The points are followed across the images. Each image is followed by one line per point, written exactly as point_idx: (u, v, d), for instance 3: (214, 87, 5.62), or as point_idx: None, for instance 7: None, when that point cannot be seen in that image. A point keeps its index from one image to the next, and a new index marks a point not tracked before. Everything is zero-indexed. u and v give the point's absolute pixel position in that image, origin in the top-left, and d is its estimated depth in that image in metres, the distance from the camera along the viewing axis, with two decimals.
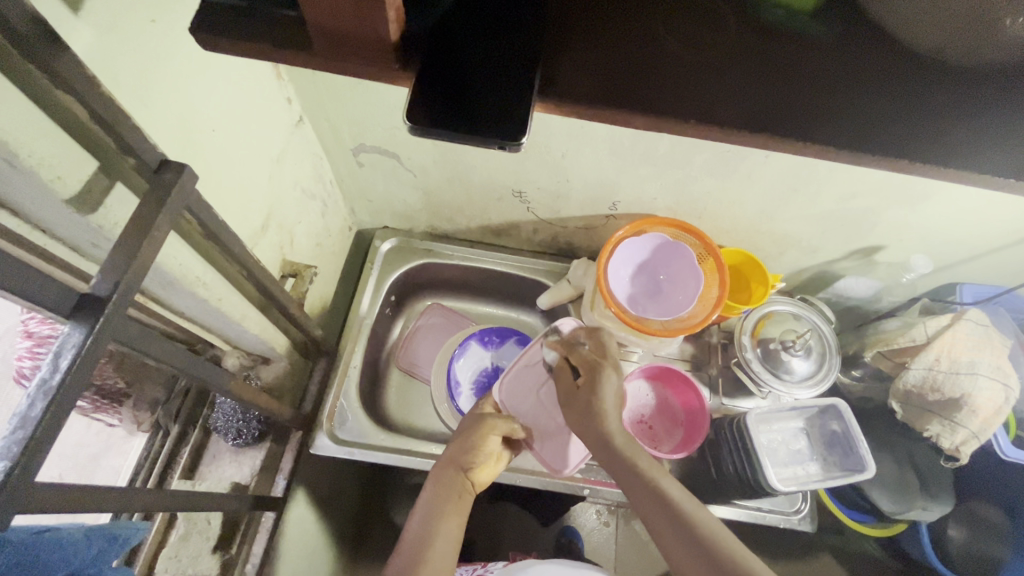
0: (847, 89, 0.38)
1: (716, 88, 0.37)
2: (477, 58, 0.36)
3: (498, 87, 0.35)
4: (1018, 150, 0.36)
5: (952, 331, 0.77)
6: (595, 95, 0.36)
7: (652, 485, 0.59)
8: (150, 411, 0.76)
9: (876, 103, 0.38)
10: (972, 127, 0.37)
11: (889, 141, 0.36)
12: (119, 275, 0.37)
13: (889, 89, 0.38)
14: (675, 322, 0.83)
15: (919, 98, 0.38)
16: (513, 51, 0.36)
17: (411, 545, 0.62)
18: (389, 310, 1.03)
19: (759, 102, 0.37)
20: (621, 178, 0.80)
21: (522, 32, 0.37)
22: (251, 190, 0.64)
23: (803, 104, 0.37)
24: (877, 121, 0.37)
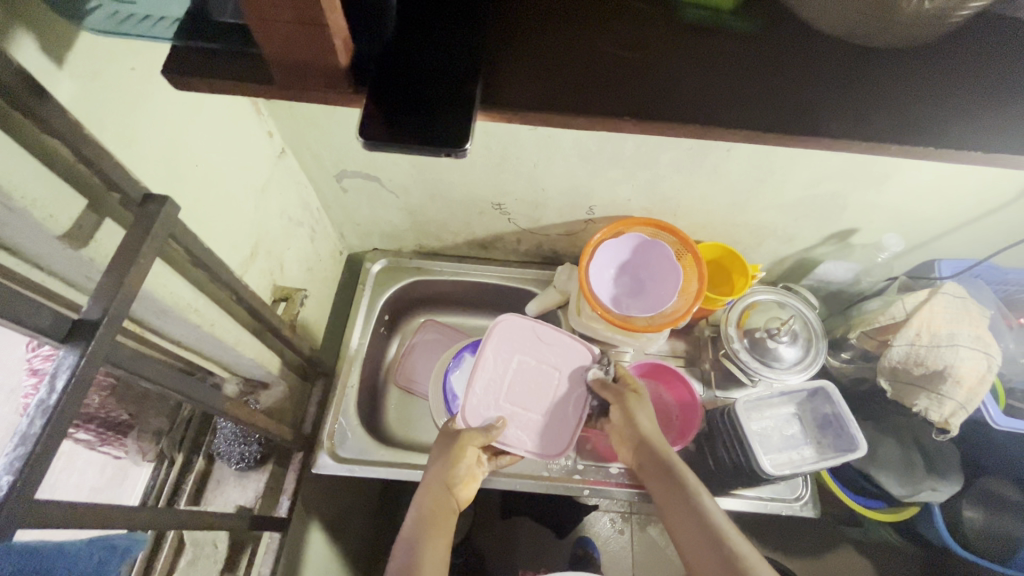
0: (771, 76, 0.41)
1: (652, 82, 0.40)
2: (424, 69, 0.38)
3: (446, 95, 0.37)
4: (928, 120, 0.39)
5: (929, 305, 0.79)
6: (535, 102, 0.38)
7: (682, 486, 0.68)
8: (154, 441, 0.77)
9: (800, 87, 0.40)
10: (888, 105, 0.40)
11: (818, 118, 0.39)
12: (109, 300, 0.40)
13: (813, 74, 0.41)
14: (660, 318, 0.85)
15: (840, 79, 0.41)
16: (457, 59, 0.38)
17: (404, 553, 0.64)
18: (384, 330, 1.05)
19: (689, 94, 0.40)
20: (595, 182, 0.83)
21: (462, 44, 0.39)
22: (238, 221, 0.67)
23: (733, 93, 0.40)
24: (802, 104, 0.40)
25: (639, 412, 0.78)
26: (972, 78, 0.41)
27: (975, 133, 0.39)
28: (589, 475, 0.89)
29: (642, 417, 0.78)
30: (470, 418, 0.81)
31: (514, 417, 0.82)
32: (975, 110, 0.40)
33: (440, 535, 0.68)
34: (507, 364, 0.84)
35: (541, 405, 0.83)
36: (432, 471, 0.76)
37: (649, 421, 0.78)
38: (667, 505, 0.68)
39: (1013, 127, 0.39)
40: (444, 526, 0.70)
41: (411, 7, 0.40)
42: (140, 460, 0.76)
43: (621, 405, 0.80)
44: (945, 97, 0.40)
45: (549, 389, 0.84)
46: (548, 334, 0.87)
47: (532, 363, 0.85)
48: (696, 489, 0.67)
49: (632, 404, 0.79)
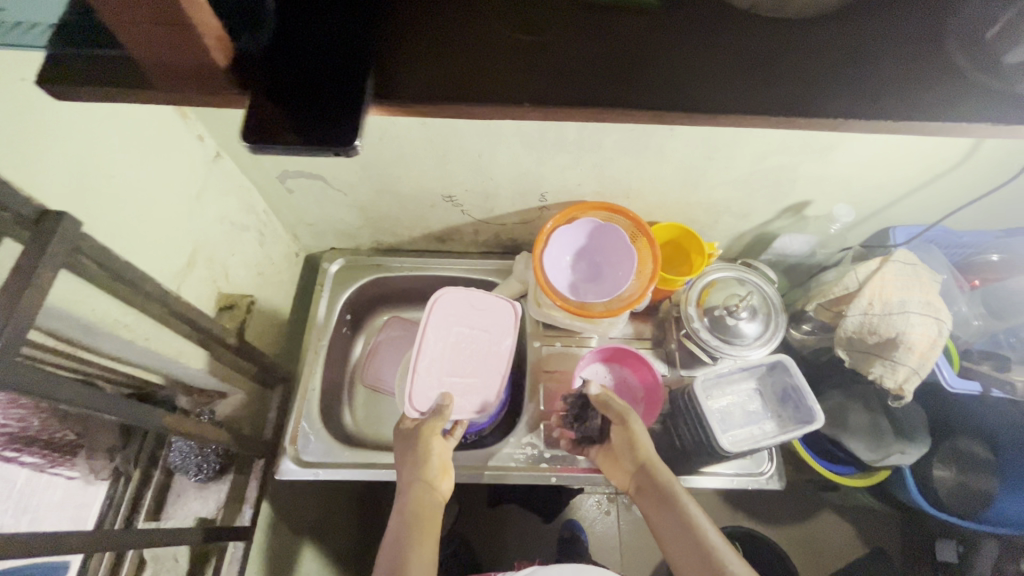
0: (682, 54, 0.40)
1: (558, 65, 0.39)
2: (312, 71, 0.36)
3: (335, 98, 0.35)
4: (835, 92, 0.39)
5: (880, 274, 0.79)
6: (433, 94, 0.37)
7: (685, 519, 0.69)
8: (107, 459, 0.74)
9: (713, 64, 0.40)
10: (796, 79, 0.39)
11: (727, 96, 0.39)
12: (2, 324, 0.39)
13: (724, 49, 0.40)
14: (618, 301, 0.85)
15: (752, 52, 0.40)
16: (350, 53, 0.37)
17: (392, 559, 0.64)
18: (347, 329, 1.04)
19: (594, 76, 0.39)
20: (543, 168, 0.82)
21: (348, 52, 0.37)
22: (170, 230, 0.65)
23: (640, 71, 0.39)
24: (707, 80, 0.39)
25: (641, 436, 0.78)
26: (883, 47, 0.40)
27: (884, 103, 0.39)
28: (556, 463, 0.90)
29: (643, 437, 0.78)
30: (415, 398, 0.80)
31: (459, 388, 0.82)
32: (885, 80, 0.39)
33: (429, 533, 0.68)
34: (446, 337, 0.84)
35: (482, 373, 0.84)
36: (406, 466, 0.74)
37: (648, 443, 0.78)
38: (666, 535, 0.69)
39: (921, 96, 0.39)
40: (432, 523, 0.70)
41: (300, 3, 0.38)
42: (94, 479, 0.73)
43: (622, 425, 0.79)
44: (852, 69, 0.40)
45: (488, 355, 0.85)
46: (481, 301, 0.87)
47: (469, 331, 0.85)
48: (698, 520, 0.69)
49: (634, 425, 0.79)
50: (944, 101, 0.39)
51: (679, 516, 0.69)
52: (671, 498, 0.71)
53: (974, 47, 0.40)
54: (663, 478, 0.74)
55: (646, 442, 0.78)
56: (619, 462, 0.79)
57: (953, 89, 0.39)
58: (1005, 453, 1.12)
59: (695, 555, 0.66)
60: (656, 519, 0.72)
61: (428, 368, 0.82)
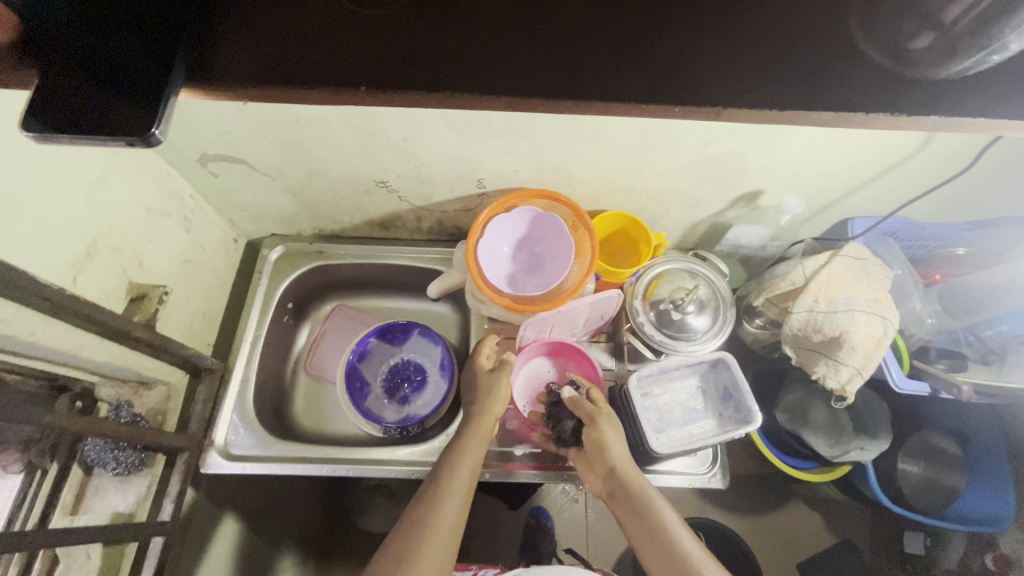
0: (555, 25, 0.35)
1: (407, 45, 0.34)
2: (108, 52, 0.32)
3: (127, 83, 0.31)
4: (716, 77, 0.35)
5: (827, 269, 0.75)
6: (259, 75, 0.33)
7: (664, 526, 0.68)
8: (19, 452, 0.69)
9: (590, 41, 0.35)
10: (678, 61, 0.35)
11: (600, 76, 0.34)
12: None
13: (606, 17, 0.35)
14: (556, 295, 0.82)
15: (638, 27, 0.35)
16: (155, 31, 0.32)
17: (438, 469, 0.74)
18: (289, 318, 1.01)
19: (446, 52, 0.34)
20: (474, 154, 0.77)
21: (145, 35, 0.32)
22: (59, 218, 0.62)
23: (501, 47, 0.34)
24: (573, 59, 0.34)
25: (611, 439, 0.73)
26: (783, 23, 0.36)
27: (776, 88, 0.35)
28: (492, 459, 0.88)
29: (619, 438, 0.75)
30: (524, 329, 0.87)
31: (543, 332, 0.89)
32: (782, 61, 0.35)
33: (467, 460, 0.74)
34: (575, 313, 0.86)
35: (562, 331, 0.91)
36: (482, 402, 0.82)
37: (619, 445, 0.74)
38: (639, 537, 0.69)
39: (817, 82, 0.35)
40: (477, 450, 0.76)
41: None
42: (4, 473, 0.68)
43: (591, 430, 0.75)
44: (740, 48, 0.35)
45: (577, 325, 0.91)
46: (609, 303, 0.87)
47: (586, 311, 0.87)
48: (675, 531, 0.68)
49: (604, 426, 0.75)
50: (844, 93, 0.34)
51: (658, 519, 0.69)
52: (650, 503, 0.70)
53: (877, 28, 0.35)
54: (643, 481, 0.72)
55: (620, 442, 0.75)
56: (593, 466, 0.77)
57: (851, 74, 0.35)
58: (974, 448, 1.10)
59: (665, 559, 0.66)
60: (631, 528, 0.71)
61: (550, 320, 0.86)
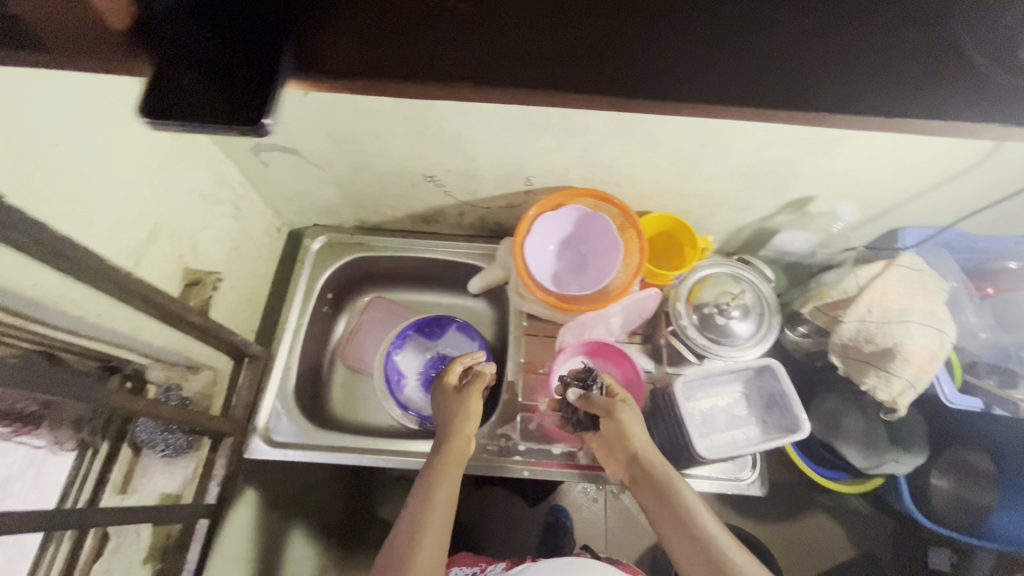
0: (650, 25, 0.34)
1: (510, 42, 0.34)
2: (221, 42, 0.32)
3: (241, 74, 0.32)
4: (817, 84, 0.34)
5: (882, 279, 0.74)
6: (364, 70, 0.33)
7: (686, 511, 0.65)
8: (73, 430, 0.72)
9: (691, 41, 0.34)
10: (781, 65, 0.34)
11: (692, 81, 0.34)
12: None
13: (708, 17, 0.35)
14: (601, 295, 0.81)
15: (740, 29, 0.35)
16: (267, 25, 0.33)
17: (418, 494, 0.69)
18: (328, 308, 1.02)
19: (546, 50, 0.34)
20: (526, 151, 0.77)
21: (256, 27, 0.33)
22: (125, 203, 0.62)
23: (603, 46, 0.34)
24: (674, 61, 0.34)
25: (631, 426, 0.72)
26: (889, 27, 0.35)
27: (874, 94, 0.34)
28: (530, 457, 0.87)
29: (636, 426, 0.73)
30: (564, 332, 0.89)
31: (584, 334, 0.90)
32: (890, 61, 0.34)
33: (444, 483, 0.70)
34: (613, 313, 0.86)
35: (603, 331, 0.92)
36: (449, 423, 0.78)
37: (639, 433, 0.73)
38: (664, 526, 0.66)
39: (919, 88, 0.34)
40: (454, 474, 0.72)
41: None
42: (59, 450, 0.70)
43: (608, 419, 0.74)
44: (844, 52, 0.34)
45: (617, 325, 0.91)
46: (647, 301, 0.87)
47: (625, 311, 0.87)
48: (696, 515, 0.65)
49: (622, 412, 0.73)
50: (952, 102, 0.34)
51: (680, 504, 0.66)
52: (671, 489, 0.67)
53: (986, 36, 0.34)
54: (664, 465, 0.70)
55: (639, 428, 0.73)
56: (613, 453, 0.75)
57: (958, 85, 0.34)
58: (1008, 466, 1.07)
59: (692, 545, 0.63)
60: (654, 515, 0.68)
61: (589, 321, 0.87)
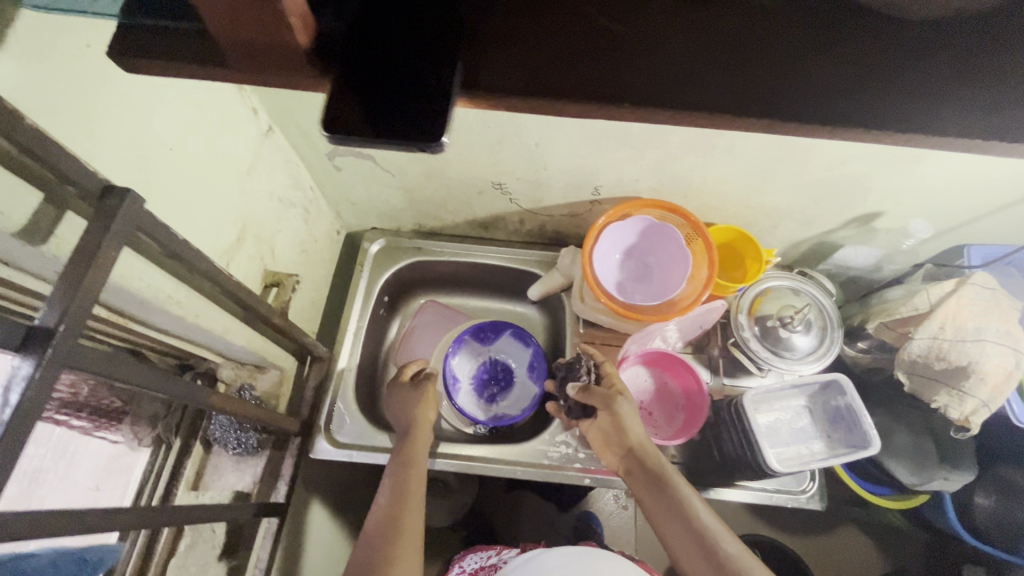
0: (795, 51, 0.35)
1: (671, 63, 0.35)
2: (398, 62, 0.33)
3: (419, 95, 0.33)
4: (987, 107, 0.33)
5: (956, 297, 0.74)
6: (525, 87, 0.34)
7: (681, 499, 0.66)
8: (150, 427, 0.75)
9: (848, 63, 0.35)
10: (949, 88, 0.34)
11: (839, 102, 0.34)
12: (65, 306, 0.36)
13: (866, 40, 0.35)
14: (668, 306, 0.82)
15: (900, 52, 0.35)
16: (438, 47, 0.34)
17: (383, 509, 0.71)
18: (384, 311, 1.03)
19: (705, 71, 0.35)
20: (600, 162, 0.78)
21: (439, 51, 0.34)
22: (220, 206, 0.64)
23: (755, 70, 0.35)
24: (833, 84, 0.34)
25: (629, 420, 0.73)
26: None
27: None
28: (589, 465, 0.87)
29: (632, 418, 0.74)
30: (628, 345, 0.90)
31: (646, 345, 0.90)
32: None
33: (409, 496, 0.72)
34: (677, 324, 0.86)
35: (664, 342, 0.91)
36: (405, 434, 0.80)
37: (636, 426, 0.74)
38: (658, 514, 0.67)
39: None
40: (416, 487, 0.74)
41: None
42: (137, 446, 0.74)
43: (605, 410, 0.75)
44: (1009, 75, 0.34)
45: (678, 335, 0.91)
46: (711, 310, 0.86)
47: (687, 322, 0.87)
48: (689, 501, 0.66)
49: (619, 402, 0.75)
50: None
51: (674, 492, 0.67)
52: (665, 478, 0.69)
53: None
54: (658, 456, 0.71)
55: (633, 419, 0.74)
56: (609, 443, 0.75)
57: None
58: None
59: (688, 531, 0.63)
60: (648, 504, 0.69)
61: (650, 333, 0.87)
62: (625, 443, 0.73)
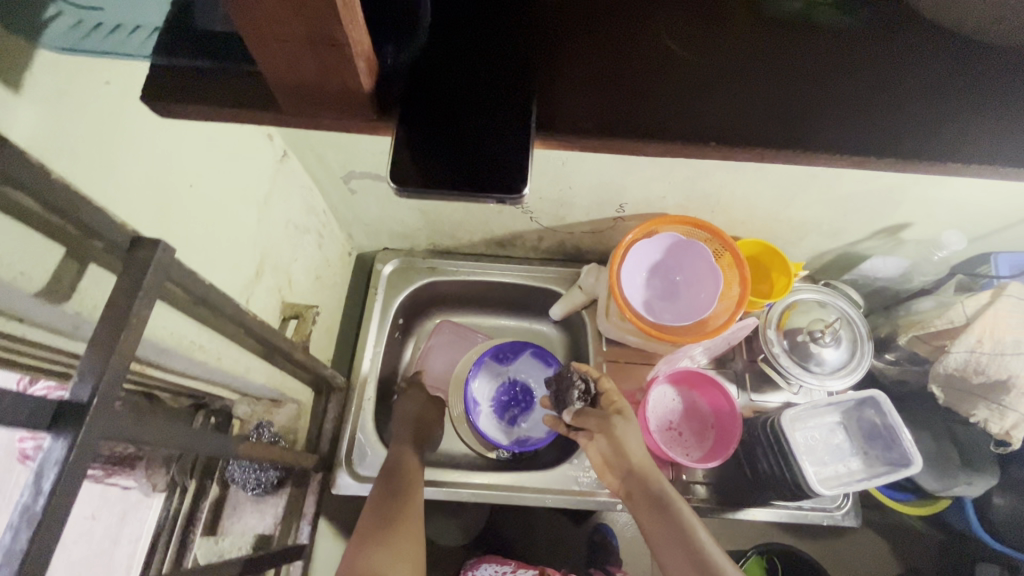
0: (870, 80, 0.35)
1: (762, 86, 0.35)
2: (472, 104, 0.33)
3: (495, 148, 0.32)
4: None
5: (993, 310, 0.72)
6: (599, 126, 0.34)
7: (685, 530, 0.60)
8: (164, 469, 0.71)
9: (932, 88, 0.35)
10: None
11: (920, 134, 0.34)
12: (99, 375, 0.34)
13: (949, 65, 0.36)
14: (699, 325, 0.80)
15: (982, 78, 0.35)
16: (507, 86, 0.34)
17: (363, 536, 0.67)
18: (399, 334, 1.00)
19: (794, 97, 0.35)
20: (628, 180, 0.76)
21: (513, 102, 0.33)
22: (240, 240, 0.60)
23: (838, 94, 0.35)
24: (925, 110, 0.34)
25: (627, 441, 0.67)
26: None
27: None
28: None
29: (631, 439, 0.68)
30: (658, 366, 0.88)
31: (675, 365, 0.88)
32: None
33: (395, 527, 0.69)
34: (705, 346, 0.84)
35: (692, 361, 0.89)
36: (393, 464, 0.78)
37: (637, 447, 0.67)
38: (661, 547, 0.61)
39: None
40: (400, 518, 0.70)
41: (457, 28, 0.35)
42: (151, 491, 0.70)
43: (601, 431, 0.69)
44: None
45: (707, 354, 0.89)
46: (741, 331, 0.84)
47: (716, 343, 0.85)
48: (694, 528, 0.61)
49: (617, 423, 0.68)
50: None
51: (677, 523, 0.61)
52: (667, 505, 0.62)
53: None
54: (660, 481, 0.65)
55: (632, 440, 0.68)
56: (607, 463, 0.69)
57: None
58: None
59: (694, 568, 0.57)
60: (650, 533, 0.63)
61: (679, 354, 0.85)
62: (625, 466, 0.67)
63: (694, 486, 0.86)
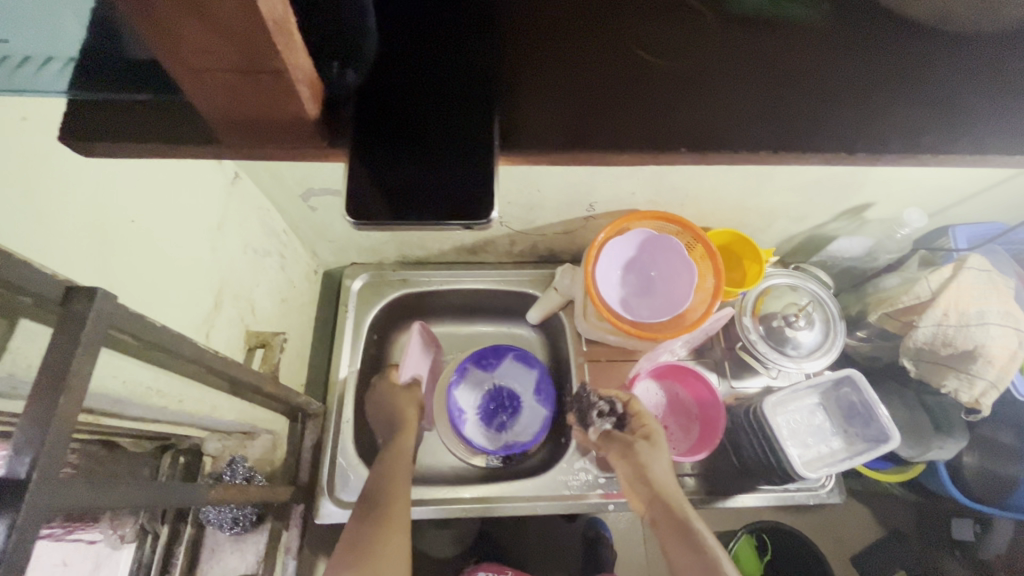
0: (806, 80, 0.42)
1: (720, 87, 0.42)
2: (443, 131, 0.40)
3: (463, 178, 0.38)
4: (974, 121, 0.41)
5: (956, 283, 0.74)
6: (568, 143, 0.40)
7: (700, 545, 0.60)
8: (132, 518, 0.66)
9: (856, 81, 0.43)
10: (945, 104, 0.42)
11: (851, 127, 0.41)
12: (38, 445, 0.30)
13: (874, 64, 0.43)
14: (677, 320, 0.79)
15: (900, 72, 0.43)
16: (471, 109, 0.40)
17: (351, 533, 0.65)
18: (374, 350, 0.97)
19: (745, 101, 0.42)
20: (596, 179, 0.75)
21: (480, 124, 0.40)
22: (195, 272, 0.57)
23: (774, 94, 0.42)
24: (851, 105, 0.42)
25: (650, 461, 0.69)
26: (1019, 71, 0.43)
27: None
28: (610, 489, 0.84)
29: (658, 463, 0.70)
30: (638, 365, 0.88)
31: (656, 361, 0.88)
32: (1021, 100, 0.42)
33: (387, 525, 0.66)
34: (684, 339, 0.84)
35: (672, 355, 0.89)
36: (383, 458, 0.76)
37: (661, 470, 0.69)
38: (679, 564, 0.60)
39: None
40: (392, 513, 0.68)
41: (426, 63, 0.42)
42: (119, 542, 0.65)
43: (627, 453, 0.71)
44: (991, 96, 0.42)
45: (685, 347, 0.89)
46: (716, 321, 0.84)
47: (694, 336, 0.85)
48: (712, 548, 0.60)
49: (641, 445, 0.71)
50: None
51: (694, 538, 0.61)
52: (686, 523, 0.62)
53: None
54: (683, 502, 0.65)
55: (657, 463, 0.69)
56: (632, 487, 0.70)
57: None
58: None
59: None
60: (670, 552, 0.62)
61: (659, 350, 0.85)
62: (647, 485, 0.68)
63: (683, 479, 0.86)
